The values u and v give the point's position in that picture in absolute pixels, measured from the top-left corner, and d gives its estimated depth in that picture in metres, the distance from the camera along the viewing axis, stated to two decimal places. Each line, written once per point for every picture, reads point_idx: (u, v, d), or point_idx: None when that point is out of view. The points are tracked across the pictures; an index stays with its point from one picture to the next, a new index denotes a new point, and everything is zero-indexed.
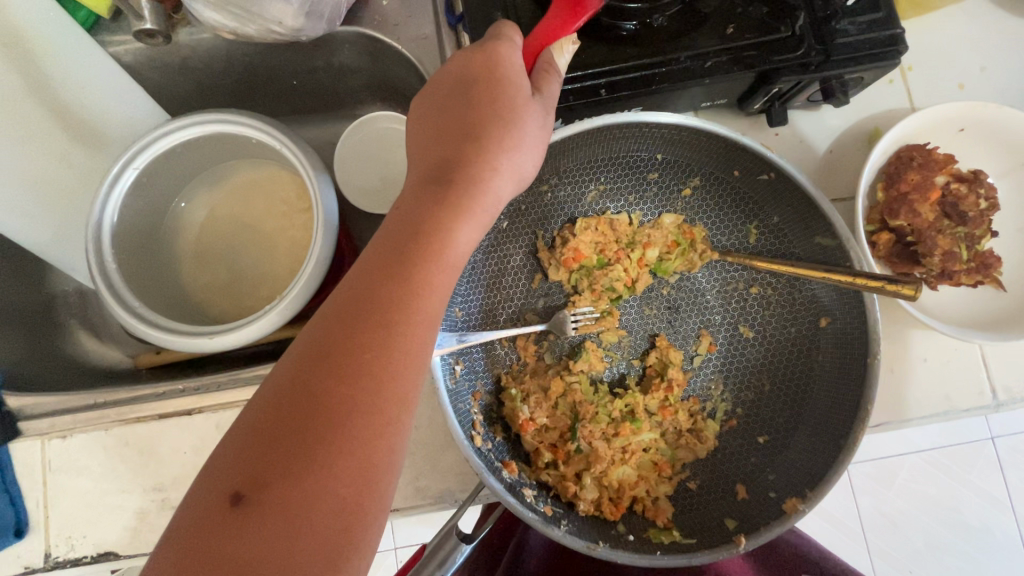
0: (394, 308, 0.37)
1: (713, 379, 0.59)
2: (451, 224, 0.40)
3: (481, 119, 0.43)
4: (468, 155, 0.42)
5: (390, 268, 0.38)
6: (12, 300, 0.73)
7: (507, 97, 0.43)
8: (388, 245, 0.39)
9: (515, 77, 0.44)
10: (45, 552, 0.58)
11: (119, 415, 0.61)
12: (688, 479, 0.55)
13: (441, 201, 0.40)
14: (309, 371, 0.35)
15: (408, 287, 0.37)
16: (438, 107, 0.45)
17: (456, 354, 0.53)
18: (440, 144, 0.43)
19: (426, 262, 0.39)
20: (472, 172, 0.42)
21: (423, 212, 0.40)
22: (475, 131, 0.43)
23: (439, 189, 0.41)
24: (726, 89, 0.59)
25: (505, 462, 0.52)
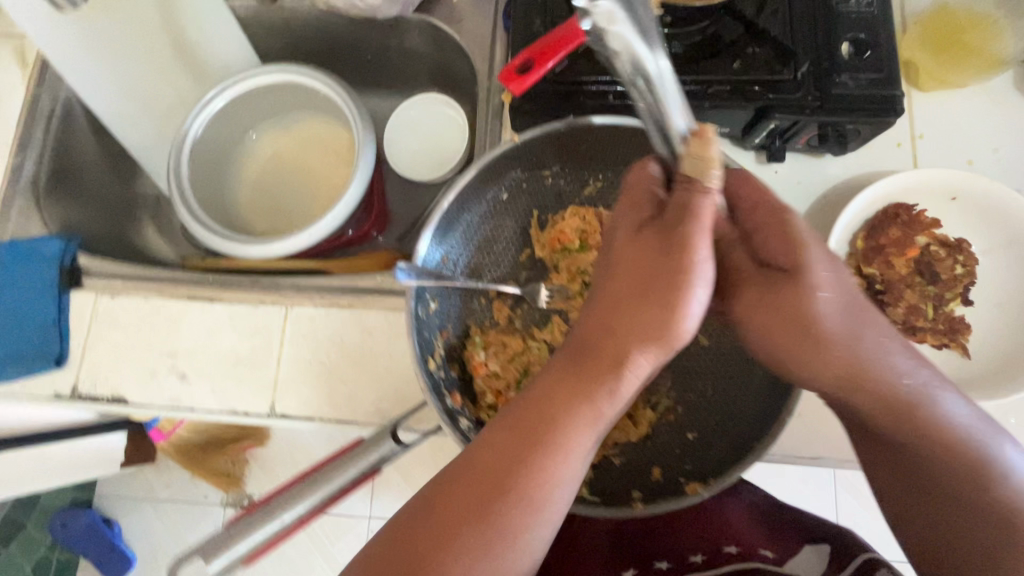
0: (515, 475, 0.42)
1: (665, 375, 0.63)
2: (581, 410, 0.42)
3: (623, 297, 0.43)
4: (621, 340, 0.43)
5: (521, 445, 0.42)
6: (106, 189, 0.88)
7: (647, 270, 0.43)
8: (525, 416, 0.43)
9: (654, 244, 0.43)
10: (74, 385, 0.70)
11: (157, 289, 0.72)
12: (614, 455, 0.59)
13: (582, 380, 0.43)
14: (441, 511, 0.42)
15: (536, 469, 0.42)
16: (614, 267, 0.45)
17: (435, 291, 0.61)
18: (596, 318, 0.44)
19: (561, 440, 0.42)
20: (615, 355, 0.43)
21: (558, 392, 0.43)
22: (616, 312, 0.43)
23: (578, 371, 0.43)
24: (728, 117, 0.64)
25: (452, 393, 0.59)
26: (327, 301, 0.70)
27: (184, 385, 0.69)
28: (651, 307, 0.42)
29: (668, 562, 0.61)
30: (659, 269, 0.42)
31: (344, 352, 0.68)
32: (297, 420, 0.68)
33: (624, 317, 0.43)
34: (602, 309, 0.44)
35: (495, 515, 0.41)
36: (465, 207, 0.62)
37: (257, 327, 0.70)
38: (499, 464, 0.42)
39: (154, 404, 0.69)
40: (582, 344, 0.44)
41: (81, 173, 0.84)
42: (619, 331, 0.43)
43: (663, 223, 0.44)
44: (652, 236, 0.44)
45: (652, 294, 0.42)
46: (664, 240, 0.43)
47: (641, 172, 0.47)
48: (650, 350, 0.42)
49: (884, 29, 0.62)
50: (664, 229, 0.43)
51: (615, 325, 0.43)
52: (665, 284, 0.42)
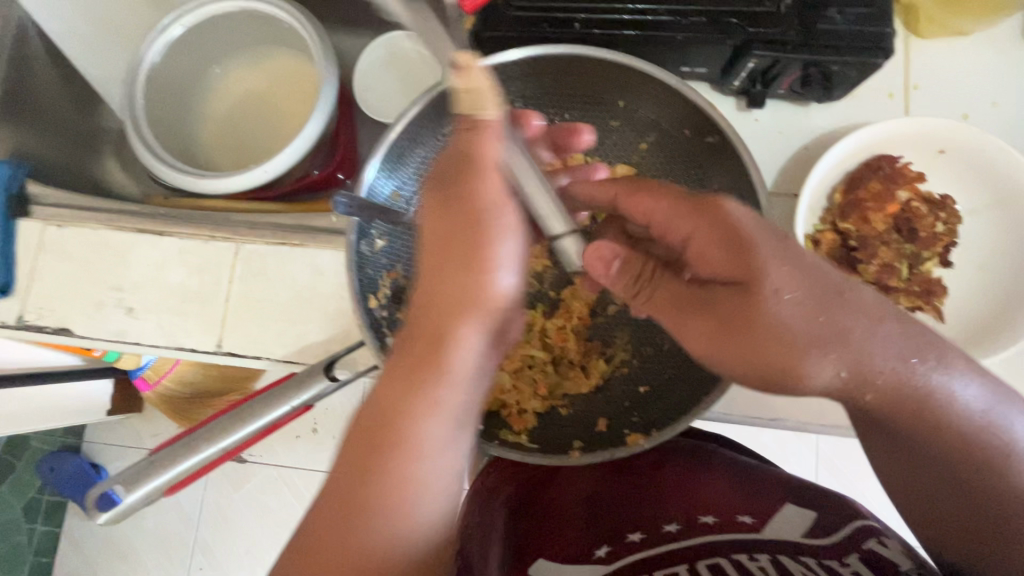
0: (379, 467, 0.38)
1: (622, 327, 0.60)
2: (423, 398, 0.39)
3: (439, 278, 0.43)
4: (443, 303, 0.42)
5: (373, 437, 0.39)
6: (64, 119, 0.85)
7: (456, 247, 0.43)
8: (370, 406, 0.40)
9: (455, 219, 0.43)
10: (20, 315, 0.68)
11: (107, 221, 0.70)
12: (562, 406, 0.58)
13: (415, 352, 0.41)
14: (316, 547, 0.37)
15: (395, 452, 0.38)
16: (425, 253, 0.44)
17: (383, 227, 0.57)
18: (418, 298, 0.43)
19: (414, 412, 0.39)
20: (440, 314, 0.42)
21: (395, 370, 0.40)
22: (433, 296, 0.42)
23: (408, 346, 0.41)
24: (704, 55, 0.59)
25: (394, 332, 0.57)
26: (278, 239, 0.67)
27: (131, 319, 0.67)
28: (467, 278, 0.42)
29: (641, 534, 0.50)
30: (466, 242, 0.43)
31: (295, 292, 0.66)
32: (245, 359, 0.66)
33: (444, 296, 0.42)
34: (425, 297, 0.43)
35: (370, 516, 0.37)
36: (418, 141, 0.58)
37: (206, 263, 0.68)
38: (356, 483, 0.38)
39: (100, 336, 0.67)
40: (410, 335, 0.42)
41: (36, 99, 0.81)
42: (441, 311, 0.42)
43: (462, 201, 0.42)
44: (456, 213, 0.43)
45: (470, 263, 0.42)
46: (464, 217, 0.43)
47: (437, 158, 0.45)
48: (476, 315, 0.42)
49: None
50: (459, 207, 0.43)
51: (438, 302, 0.42)
52: (473, 252, 0.42)
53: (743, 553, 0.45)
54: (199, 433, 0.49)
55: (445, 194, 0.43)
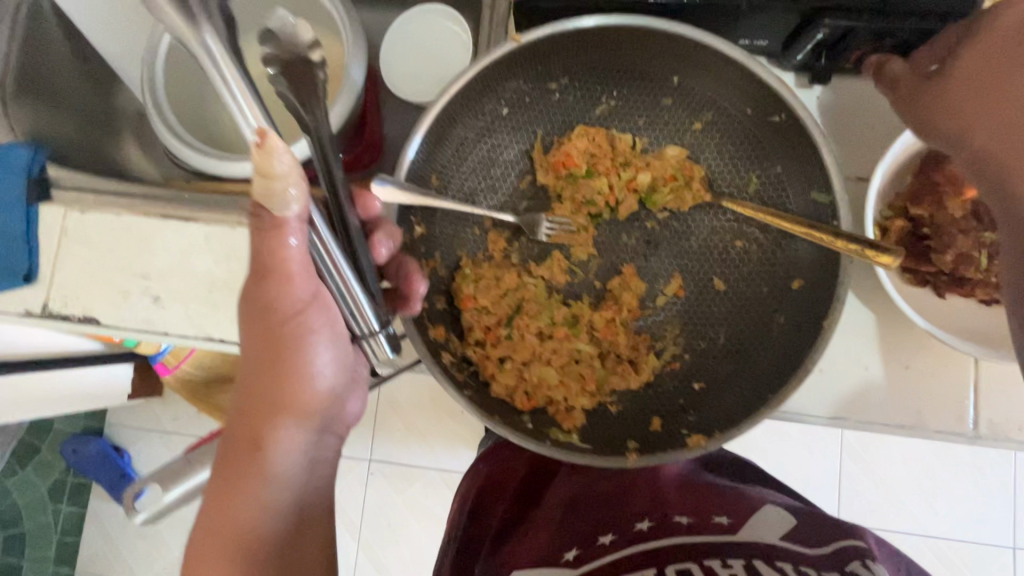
0: (219, 538, 0.44)
1: (671, 320, 0.57)
2: (240, 497, 0.45)
3: (252, 386, 0.46)
4: (268, 392, 0.46)
5: (217, 519, 0.45)
6: (81, 99, 0.82)
7: (265, 357, 0.46)
8: (211, 489, 0.46)
9: (260, 331, 0.45)
10: (44, 303, 0.66)
11: (131, 205, 0.67)
12: (610, 402, 0.55)
13: (244, 436, 0.47)
14: None
15: (235, 525, 0.45)
16: (246, 352, 0.47)
17: (423, 213, 0.55)
18: (243, 390, 0.47)
19: (247, 491, 0.45)
20: (263, 404, 0.46)
21: (233, 456, 0.46)
22: (251, 401, 0.47)
23: (239, 434, 0.47)
24: (767, 26, 0.55)
25: (435, 325, 0.54)
26: None
27: (158, 308, 0.65)
28: (280, 385, 0.46)
29: (613, 535, 0.52)
30: (272, 354, 0.46)
31: None
32: None
33: (261, 399, 0.46)
34: (242, 398, 0.47)
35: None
36: (458, 120, 0.55)
37: (235, 250, 0.65)
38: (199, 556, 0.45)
39: (127, 325, 0.65)
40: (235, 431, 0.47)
41: (53, 79, 0.78)
42: (258, 414, 0.46)
43: (266, 319, 0.45)
44: (261, 329, 0.45)
45: (281, 370, 0.46)
46: (268, 332, 0.45)
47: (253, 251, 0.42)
48: (293, 412, 0.47)
49: None
50: (261, 327, 0.45)
51: (256, 404, 0.47)
52: (281, 360, 0.46)
53: (715, 558, 0.46)
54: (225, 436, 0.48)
55: (252, 309, 0.45)
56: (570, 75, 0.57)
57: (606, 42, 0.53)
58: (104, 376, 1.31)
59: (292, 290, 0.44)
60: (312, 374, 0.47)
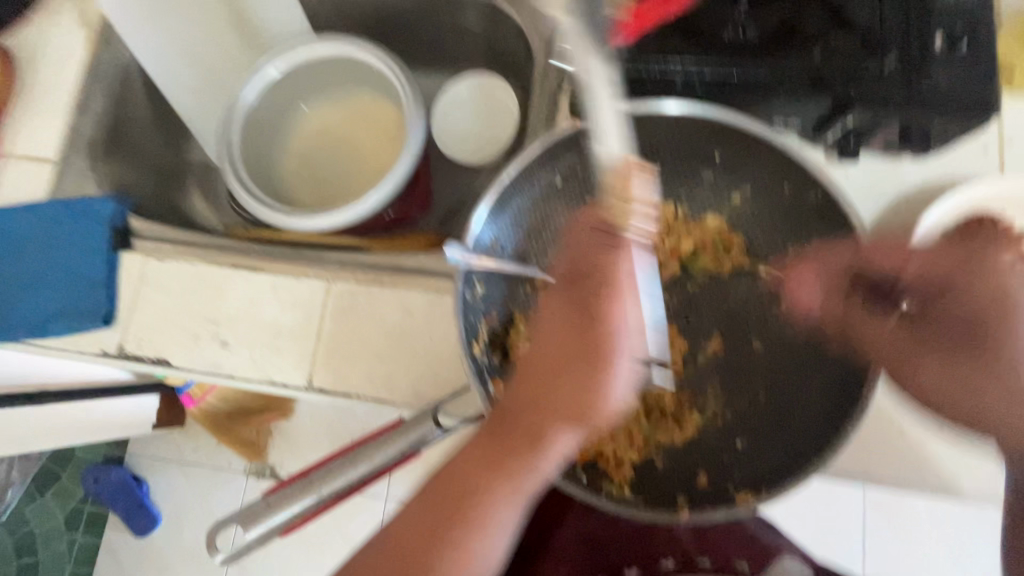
0: (456, 513, 0.46)
1: (713, 378, 0.61)
2: (499, 484, 0.45)
3: (539, 382, 0.45)
4: (563, 399, 0.44)
5: (461, 491, 0.46)
6: (155, 156, 0.90)
7: (565, 361, 0.44)
8: (467, 460, 0.47)
9: (573, 334, 0.44)
10: (120, 343, 0.71)
11: (205, 254, 0.72)
12: (657, 457, 0.58)
13: (518, 431, 0.45)
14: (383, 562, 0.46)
15: (481, 507, 0.46)
16: (552, 344, 0.45)
17: (482, 274, 0.59)
18: (531, 380, 0.45)
19: (501, 483, 0.45)
20: (547, 407, 0.44)
21: (498, 443, 0.46)
22: (534, 396, 0.45)
23: (512, 423, 0.46)
24: (800, 111, 0.60)
25: (493, 378, 0.57)
26: (369, 278, 0.69)
27: (226, 351, 0.69)
28: (569, 394, 0.44)
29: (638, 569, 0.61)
30: (571, 361, 0.44)
31: (384, 330, 0.68)
32: (333, 394, 0.67)
33: (547, 400, 0.45)
34: (525, 390, 0.46)
35: (446, 548, 0.45)
36: (518, 189, 0.60)
37: (300, 299, 0.69)
38: (436, 519, 0.46)
39: (195, 367, 0.69)
40: (508, 419, 0.46)
41: (130, 136, 0.86)
42: (537, 413, 0.45)
43: (577, 321, 0.43)
44: (570, 329, 0.44)
45: (574, 381, 0.44)
46: (574, 334, 0.44)
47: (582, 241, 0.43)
48: (573, 426, 0.45)
49: (982, 19, 0.56)
50: (570, 326, 0.44)
51: (546, 406, 0.44)
52: (575, 373, 0.43)
53: None
54: (317, 475, 0.50)
55: (559, 301, 0.45)
56: None
57: (657, 122, 0.58)
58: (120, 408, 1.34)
59: (621, 308, 0.43)
60: (607, 398, 0.43)
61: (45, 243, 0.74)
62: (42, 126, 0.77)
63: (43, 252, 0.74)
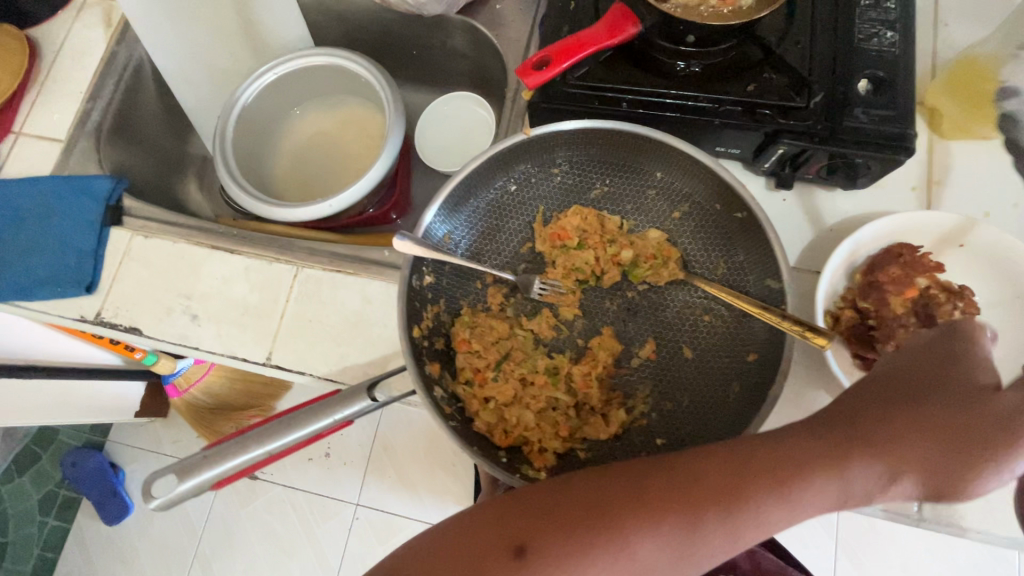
0: (731, 506, 0.36)
1: (644, 381, 0.64)
2: (795, 490, 0.36)
3: (910, 415, 0.36)
4: (918, 452, 0.35)
5: (738, 478, 0.37)
6: (157, 144, 0.97)
7: (973, 429, 0.35)
8: (764, 448, 0.38)
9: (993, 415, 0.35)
10: (98, 311, 0.76)
11: (186, 235, 0.78)
12: (581, 449, 0.61)
13: (844, 446, 0.37)
14: (619, 501, 0.37)
15: (753, 506, 0.36)
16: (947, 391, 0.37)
17: (432, 266, 0.64)
18: (899, 406, 0.37)
19: (792, 498, 0.36)
20: (893, 445, 0.36)
21: (810, 448, 0.37)
22: (903, 422, 0.36)
23: (842, 431, 0.37)
24: (738, 139, 0.65)
25: (431, 361, 0.61)
26: (335, 266, 0.74)
27: (195, 324, 0.74)
28: (951, 453, 0.35)
29: None
30: (972, 426, 0.35)
31: (344, 316, 0.72)
32: (290, 372, 0.71)
33: (915, 439, 0.36)
34: (891, 413, 0.37)
35: (700, 522, 0.36)
36: (473, 191, 0.66)
37: (269, 281, 0.74)
38: (723, 484, 0.37)
39: (165, 337, 0.74)
40: (845, 426, 0.38)
41: (138, 124, 0.93)
42: (894, 447, 0.36)
43: (1000, 398, 0.35)
44: (988, 402, 0.35)
45: (962, 445, 0.35)
46: (989, 411, 0.35)
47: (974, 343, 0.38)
48: (922, 490, 0.36)
49: (904, 67, 0.62)
50: (988, 401, 0.35)
51: (896, 438, 0.36)
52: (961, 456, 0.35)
53: None
54: (254, 433, 0.53)
55: (974, 368, 0.37)
56: (571, 160, 0.67)
57: (601, 139, 0.64)
58: (98, 391, 1.38)
59: None
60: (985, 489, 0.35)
61: (41, 215, 0.80)
62: (59, 112, 0.85)
63: (38, 224, 0.80)
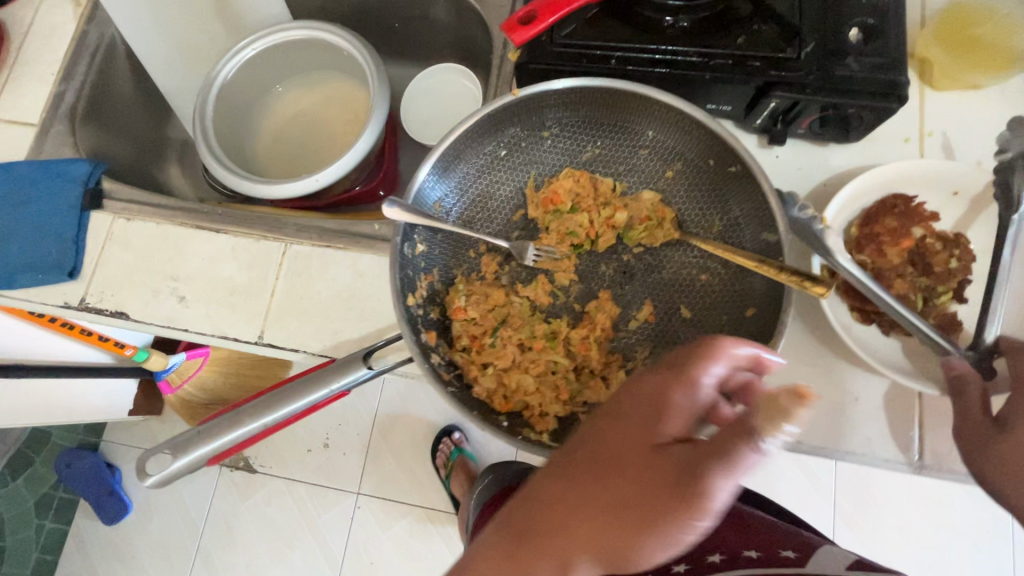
0: None
1: (641, 343, 0.64)
2: None
3: (584, 494, 0.38)
4: (587, 538, 0.37)
5: None
6: (134, 128, 0.95)
7: (647, 495, 0.37)
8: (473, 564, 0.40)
9: (671, 468, 0.37)
10: (83, 297, 0.74)
11: (169, 216, 0.76)
12: (581, 412, 0.61)
13: (521, 550, 0.39)
14: None
15: None
16: (617, 461, 0.39)
17: (424, 233, 0.63)
18: (573, 491, 0.39)
19: None
20: (555, 538, 0.38)
21: (496, 552, 0.40)
22: (573, 512, 0.38)
23: (520, 537, 0.39)
24: (729, 94, 0.65)
25: (428, 329, 0.60)
26: (324, 241, 0.72)
27: (183, 306, 0.72)
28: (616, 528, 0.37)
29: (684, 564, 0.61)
30: (647, 486, 0.37)
31: (335, 291, 0.71)
32: (283, 350, 0.70)
33: (577, 529, 0.38)
34: (571, 496, 0.39)
35: None
36: (462, 156, 0.64)
37: (257, 259, 0.73)
38: None
39: (153, 321, 0.72)
40: (535, 516, 0.39)
41: (113, 107, 0.91)
42: (574, 531, 0.38)
43: (666, 462, 0.37)
44: (658, 464, 0.37)
45: (627, 518, 0.37)
46: (661, 471, 0.37)
47: (668, 393, 0.40)
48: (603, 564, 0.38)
49: (894, 14, 0.61)
50: (654, 463, 0.37)
51: (565, 526, 0.38)
52: (625, 528, 0.37)
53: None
54: (247, 407, 0.52)
55: (662, 422, 0.39)
56: (560, 122, 0.66)
57: (592, 97, 0.62)
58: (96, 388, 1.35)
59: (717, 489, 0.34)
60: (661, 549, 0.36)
61: (18, 202, 0.77)
62: (29, 96, 0.82)
63: (14, 210, 0.77)
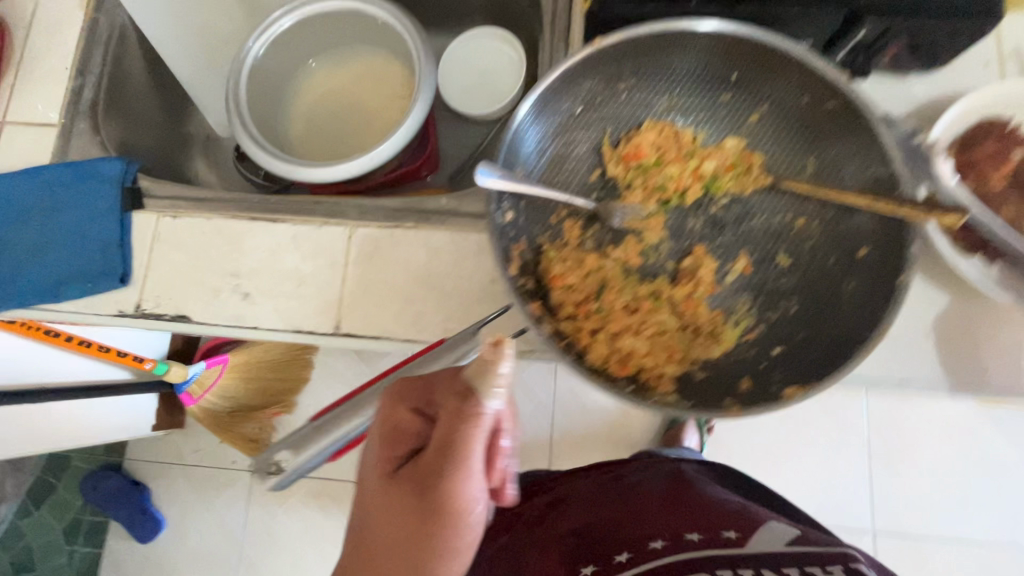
0: None
1: (742, 296, 0.61)
2: None
3: (376, 534, 0.44)
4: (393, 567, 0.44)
5: None
6: (153, 123, 0.89)
7: (413, 511, 0.42)
8: None
9: (415, 481, 0.42)
10: (138, 303, 0.69)
11: (218, 209, 0.71)
12: (696, 370, 0.59)
13: None
14: None
15: None
16: (385, 493, 0.44)
17: (511, 201, 0.59)
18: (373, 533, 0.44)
19: None
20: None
21: None
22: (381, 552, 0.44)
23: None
24: (813, 27, 0.61)
25: (531, 300, 0.57)
26: (392, 221, 0.68)
27: (248, 303, 0.68)
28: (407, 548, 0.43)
29: (629, 553, 0.61)
30: (409, 502, 0.42)
31: (410, 272, 0.67)
32: (363, 339, 0.66)
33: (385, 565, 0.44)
34: (372, 539, 0.44)
35: None
36: (540, 116, 0.60)
37: (322, 247, 0.69)
38: None
39: (218, 321, 0.68)
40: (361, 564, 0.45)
41: (131, 102, 0.85)
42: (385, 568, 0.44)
43: (413, 475, 0.42)
44: (410, 477, 0.43)
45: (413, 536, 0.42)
46: (413, 482, 0.42)
47: (393, 413, 0.46)
48: None
49: None
50: (407, 478, 0.43)
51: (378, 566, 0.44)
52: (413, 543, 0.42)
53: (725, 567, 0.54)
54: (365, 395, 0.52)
55: (405, 440, 0.45)
56: (636, 73, 0.62)
57: (674, 41, 0.59)
58: (124, 407, 1.29)
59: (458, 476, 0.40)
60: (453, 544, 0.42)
61: (50, 210, 0.72)
62: (44, 95, 0.76)
63: (48, 218, 0.72)
